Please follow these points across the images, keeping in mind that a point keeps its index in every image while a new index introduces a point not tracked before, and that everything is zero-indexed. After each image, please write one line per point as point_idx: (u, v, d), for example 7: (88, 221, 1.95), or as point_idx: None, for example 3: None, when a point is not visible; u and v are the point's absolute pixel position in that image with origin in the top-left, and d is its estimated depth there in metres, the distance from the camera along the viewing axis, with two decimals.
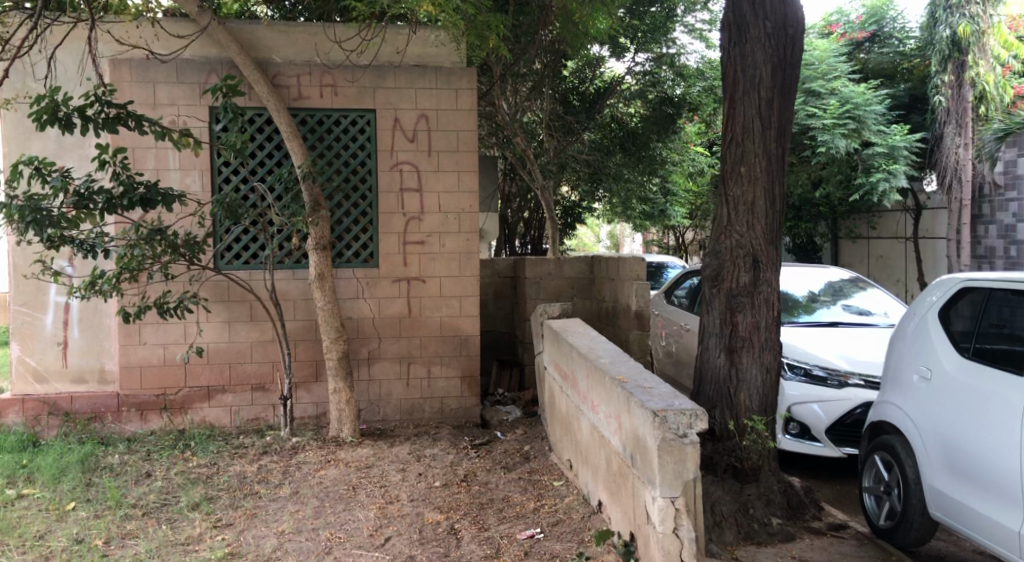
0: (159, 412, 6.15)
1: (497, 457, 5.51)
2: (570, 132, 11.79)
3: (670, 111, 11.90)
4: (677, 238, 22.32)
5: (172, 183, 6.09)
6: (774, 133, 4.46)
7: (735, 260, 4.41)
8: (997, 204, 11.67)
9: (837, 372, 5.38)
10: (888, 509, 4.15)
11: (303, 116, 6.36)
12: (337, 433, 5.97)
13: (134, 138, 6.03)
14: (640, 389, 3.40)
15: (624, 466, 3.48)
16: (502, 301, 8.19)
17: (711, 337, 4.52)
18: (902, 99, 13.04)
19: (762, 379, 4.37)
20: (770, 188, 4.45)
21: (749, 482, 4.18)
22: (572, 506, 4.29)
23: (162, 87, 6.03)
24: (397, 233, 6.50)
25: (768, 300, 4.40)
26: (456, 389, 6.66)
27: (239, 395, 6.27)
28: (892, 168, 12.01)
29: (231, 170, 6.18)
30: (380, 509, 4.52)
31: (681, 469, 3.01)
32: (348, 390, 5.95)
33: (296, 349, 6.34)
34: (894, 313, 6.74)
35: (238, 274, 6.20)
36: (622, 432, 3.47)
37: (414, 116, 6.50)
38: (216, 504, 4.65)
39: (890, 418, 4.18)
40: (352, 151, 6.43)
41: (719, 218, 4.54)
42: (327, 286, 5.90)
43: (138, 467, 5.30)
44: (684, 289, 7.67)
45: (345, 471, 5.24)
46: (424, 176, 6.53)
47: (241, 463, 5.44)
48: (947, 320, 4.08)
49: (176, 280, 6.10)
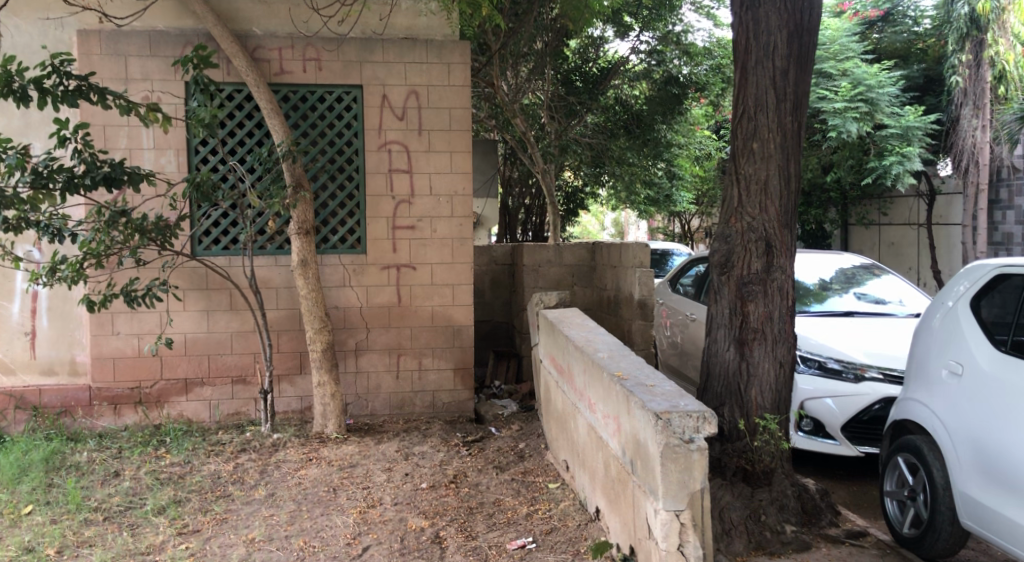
0: (134, 407, 5.86)
1: (489, 456, 5.15)
2: (573, 114, 11.42)
3: (676, 92, 11.37)
4: (682, 224, 22.04)
5: (146, 163, 5.80)
6: (791, 105, 4.06)
7: (745, 245, 4.03)
8: (1016, 187, 11.16)
9: (853, 364, 5.02)
10: (913, 516, 3.75)
11: (285, 92, 6.01)
12: (320, 429, 5.63)
13: (104, 115, 5.72)
14: (641, 387, 3.03)
15: (624, 472, 3.12)
16: (499, 289, 7.85)
17: (719, 328, 4.14)
18: (916, 80, 12.56)
19: (775, 374, 3.99)
20: (785, 167, 4.06)
21: (761, 486, 3.82)
22: (567, 512, 3.94)
23: (134, 60, 5.72)
24: (385, 217, 6.14)
25: (782, 289, 4.01)
26: (449, 382, 6.31)
27: (219, 388, 5.97)
28: (907, 150, 11.59)
29: (208, 150, 5.87)
30: (360, 513, 4.18)
31: (687, 479, 2.66)
32: (333, 383, 5.60)
33: (279, 340, 6.00)
34: (910, 302, 6.37)
35: (217, 260, 5.89)
36: (621, 434, 3.11)
37: (404, 92, 6.12)
38: (183, 508, 4.32)
39: (916, 417, 3.79)
40: (337, 130, 6.06)
41: (729, 200, 4.15)
42: (311, 273, 5.54)
43: (106, 466, 4.98)
44: (690, 277, 7.30)
45: (327, 471, 4.91)
46: (414, 157, 6.16)
47: (216, 461, 5.11)
48: (979, 310, 3.68)
49: (147, 267, 5.78)
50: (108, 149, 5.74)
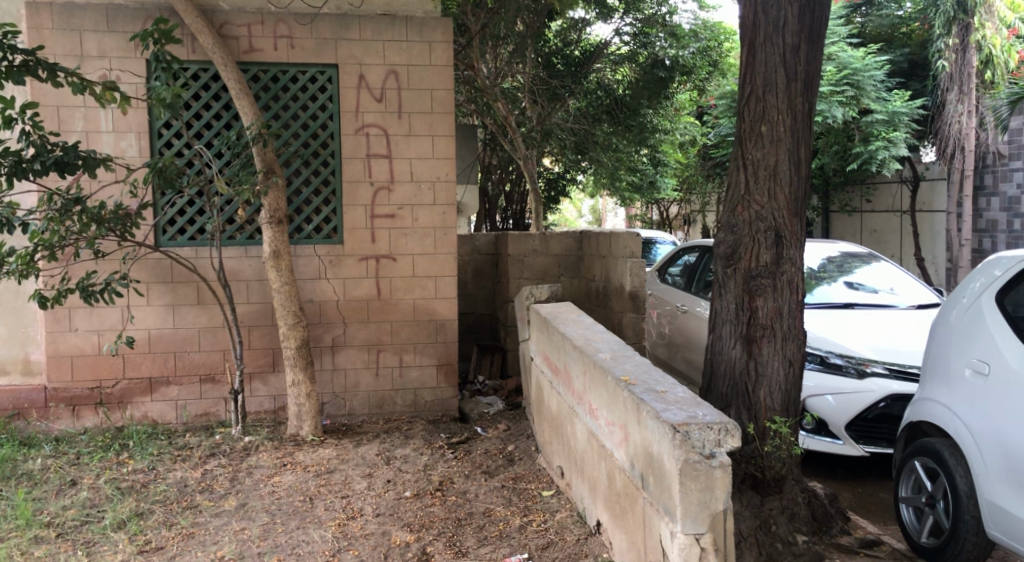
0: (94, 408, 5.48)
1: (477, 459, 4.86)
2: (555, 98, 11.11)
3: (661, 75, 10.97)
4: (661, 212, 21.93)
5: (105, 148, 5.40)
6: (802, 85, 3.79)
7: (753, 236, 3.76)
8: (1001, 174, 11.09)
9: (857, 359, 4.80)
10: (932, 524, 3.54)
11: (255, 72, 5.62)
12: (295, 431, 5.30)
13: (58, 95, 5.30)
14: (652, 394, 2.76)
15: (632, 487, 2.85)
16: (482, 280, 7.57)
17: (724, 324, 3.89)
18: (901, 66, 12.44)
19: (784, 373, 3.74)
20: (795, 151, 3.79)
21: (771, 494, 3.56)
22: (564, 525, 3.67)
23: (90, 36, 5.29)
24: (363, 205, 5.78)
25: (792, 283, 3.76)
26: (431, 380, 6.00)
27: (186, 387, 5.59)
28: (893, 136, 11.48)
29: (172, 133, 5.48)
30: (340, 526, 3.87)
31: (708, 499, 2.39)
32: (308, 382, 5.26)
33: (250, 336, 5.63)
34: (901, 289, 6.20)
35: (183, 251, 5.50)
36: (630, 446, 2.83)
37: (382, 72, 5.76)
38: (146, 522, 3.96)
39: (937, 420, 3.57)
40: (311, 112, 5.69)
41: (734, 187, 3.88)
42: (284, 265, 5.18)
43: (62, 474, 4.60)
44: (679, 267, 7.03)
45: (303, 477, 4.58)
46: (394, 141, 5.80)
47: (183, 468, 4.75)
48: (1007, 304, 3.43)
49: (107, 259, 5.38)
50: (63, 132, 5.33)
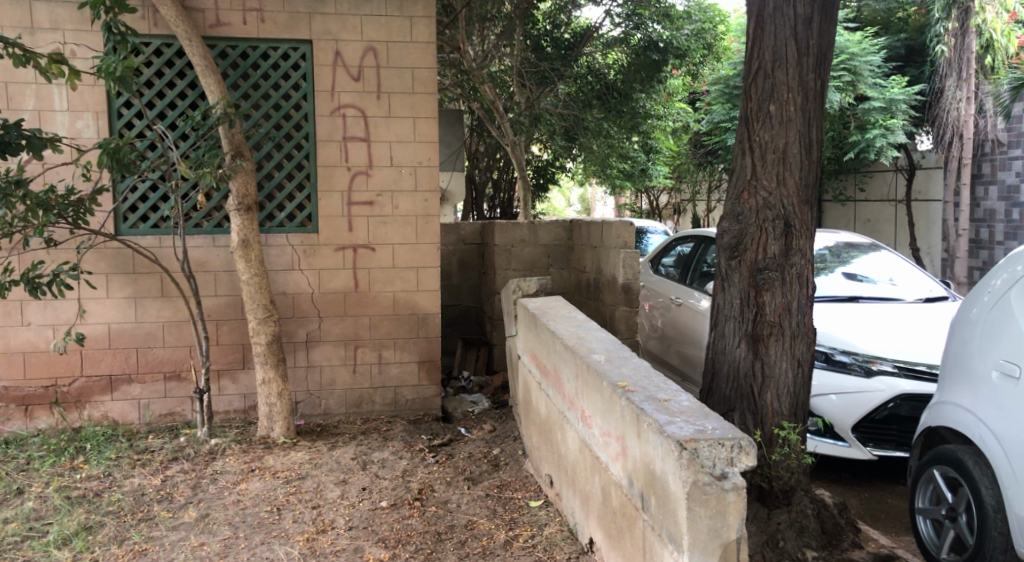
0: (49, 408, 5.11)
1: (460, 464, 4.54)
2: (544, 82, 10.78)
3: (655, 59, 10.62)
4: (651, 201, 21.68)
5: (58, 128, 5.00)
6: (814, 61, 3.48)
7: (761, 225, 3.44)
8: (999, 162, 10.86)
9: (864, 357, 4.50)
10: (954, 539, 3.25)
11: (223, 48, 5.23)
12: (266, 433, 4.96)
13: (7, 70, 4.90)
14: (655, 404, 2.44)
15: (630, 507, 2.53)
16: (468, 271, 7.23)
17: (727, 321, 3.58)
18: (899, 51, 12.16)
19: (793, 375, 3.44)
20: (806, 133, 3.47)
21: (779, 507, 3.26)
22: (553, 541, 3.37)
23: (41, 7, 4.88)
24: (340, 191, 5.42)
25: (802, 277, 3.45)
26: (413, 377, 5.66)
27: (149, 385, 5.23)
28: (891, 123, 11.18)
29: (133, 113, 5.10)
30: (308, 541, 3.54)
31: (720, 527, 2.08)
32: (280, 380, 4.90)
33: (218, 331, 5.28)
34: (901, 280, 5.90)
35: (144, 240, 5.12)
36: (628, 461, 2.51)
37: (360, 49, 5.38)
38: (94, 537, 3.61)
39: (960, 426, 3.28)
40: (284, 91, 5.31)
41: (740, 171, 3.56)
42: (253, 255, 4.82)
43: (8, 482, 4.22)
44: (673, 257, 6.71)
45: (272, 485, 4.24)
46: (372, 123, 5.44)
47: (142, 474, 4.39)
48: None
49: (60, 248, 5.00)
50: (12, 110, 4.92)
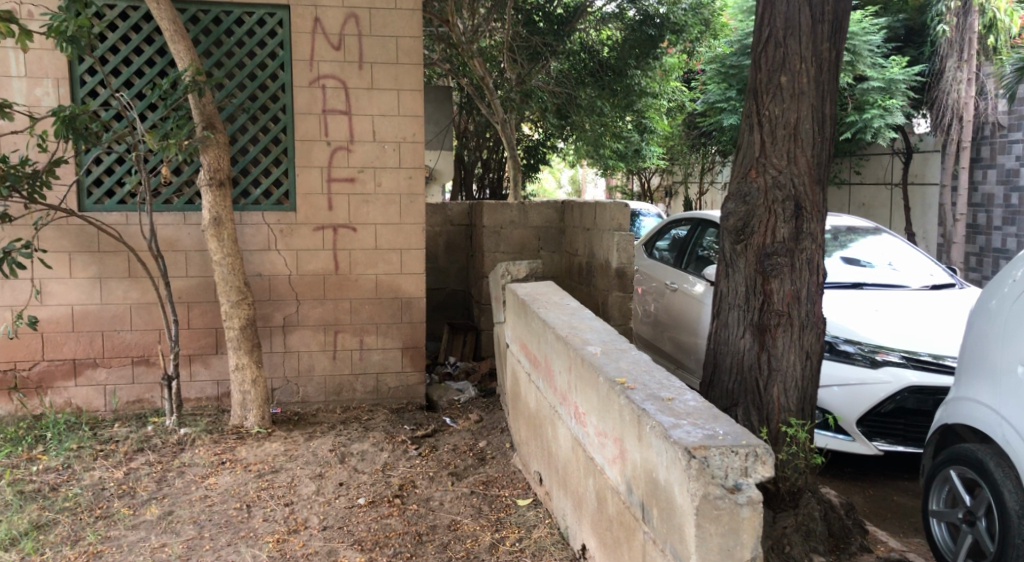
0: (8, 394, 4.81)
1: (444, 458, 4.30)
2: (535, 58, 10.42)
3: (652, 33, 10.40)
4: (643, 183, 21.44)
5: (15, 95, 4.65)
6: (829, 28, 3.20)
7: (769, 206, 3.18)
8: (999, 146, 10.64)
9: (870, 347, 4.28)
10: (972, 545, 3.04)
11: (194, 12, 4.88)
12: (239, 422, 4.69)
13: None
14: (658, 404, 2.19)
15: (628, 516, 2.29)
16: (455, 253, 6.96)
17: (732, 310, 3.34)
18: (899, 31, 11.88)
19: (801, 368, 3.20)
20: (820, 107, 3.21)
21: (785, 509, 3.03)
22: (543, 544, 3.13)
23: None
24: (319, 167, 5.11)
25: (812, 263, 3.20)
26: (395, 363, 5.40)
27: (115, 371, 4.94)
28: (889, 104, 10.95)
29: (97, 80, 4.75)
30: (278, 542, 3.29)
31: (732, 546, 1.83)
32: (254, 367, 4.62)
33: (189, 314, 4.99)
34: (900, 265, 5.67)
35: (110, 217, 4.81)
36: (628, 467, 2.26)
37: (341, 16, 5.05)
38: (45, 537, 3.33)
39: (979, 424, 3.06)
40: (259, 60, 4.98)
41: (748, 148, 3.30)
42: (225, 234, 4.51)
43: None
44: (667, 241, 6.44)
45: (242, 479, 3.98)
46: (353, 96, 5.12)
47: (103, 466, 4.12)
48: None
49: (18, 224, 4.70)
50: None
